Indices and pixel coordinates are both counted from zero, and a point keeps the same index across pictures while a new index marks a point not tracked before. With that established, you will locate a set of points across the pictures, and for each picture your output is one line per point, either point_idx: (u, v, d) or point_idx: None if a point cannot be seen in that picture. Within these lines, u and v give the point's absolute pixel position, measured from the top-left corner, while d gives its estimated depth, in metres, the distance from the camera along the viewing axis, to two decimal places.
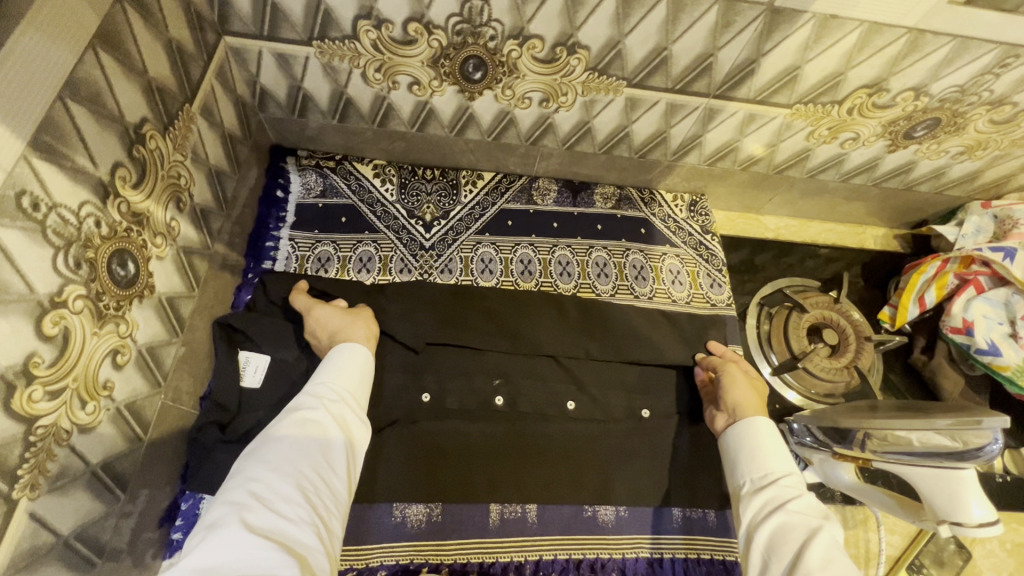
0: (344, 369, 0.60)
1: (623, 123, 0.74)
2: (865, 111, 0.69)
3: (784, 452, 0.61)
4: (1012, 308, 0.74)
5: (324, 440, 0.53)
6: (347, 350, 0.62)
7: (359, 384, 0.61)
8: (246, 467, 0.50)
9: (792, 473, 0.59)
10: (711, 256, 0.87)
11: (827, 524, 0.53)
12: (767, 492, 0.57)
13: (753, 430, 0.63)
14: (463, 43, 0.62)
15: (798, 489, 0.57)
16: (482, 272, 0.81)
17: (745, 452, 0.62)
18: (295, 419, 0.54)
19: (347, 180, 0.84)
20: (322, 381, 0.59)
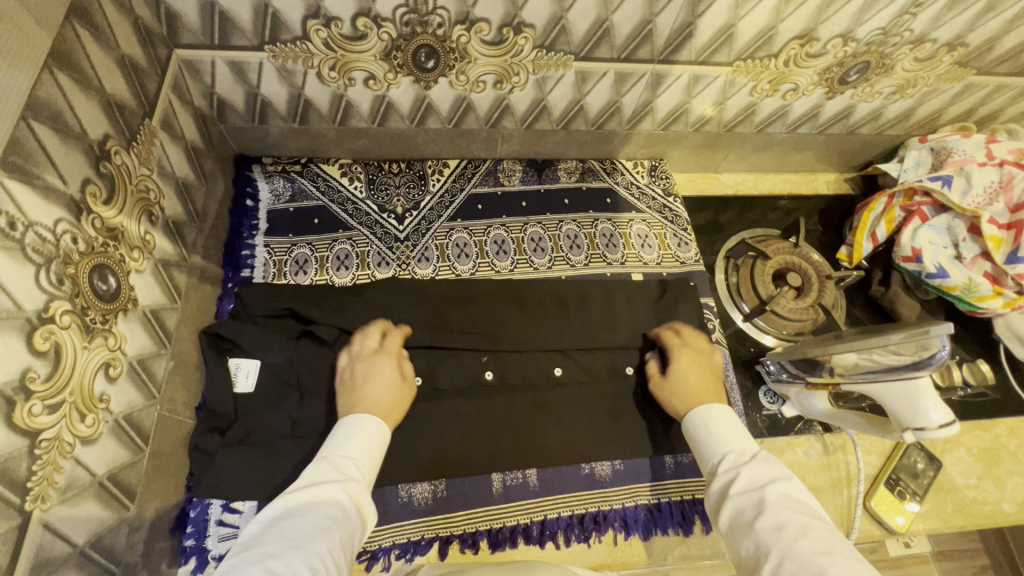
0: (364, 443, 0.60)
1: (576, 97, 0.77)
2: (800, 62, 0.73)
3: (719, 429, 0.64)
4: (954, 232, 0.79)
5: (340, 518, 0.52)
6: (370, 421, 0.62)
7: (374, 461, 0.60)
8: (262, 542, 0.48)
9: (730, 450, 0.61)
10: (675, 217, 0.90)
11: (769, 490, 0.54)
12: (720, 478, 0.59)
13: (694, 423, 0.65)
14: (412, 33, 0.64)
15: (735, 466, 0.59)
16: (458, 256, 0.83)
17: (697, 444, 0.64)
18: (313, 493, 0.53)
19: (315, 183, 0.85)
20: (340, 455, 0.58)
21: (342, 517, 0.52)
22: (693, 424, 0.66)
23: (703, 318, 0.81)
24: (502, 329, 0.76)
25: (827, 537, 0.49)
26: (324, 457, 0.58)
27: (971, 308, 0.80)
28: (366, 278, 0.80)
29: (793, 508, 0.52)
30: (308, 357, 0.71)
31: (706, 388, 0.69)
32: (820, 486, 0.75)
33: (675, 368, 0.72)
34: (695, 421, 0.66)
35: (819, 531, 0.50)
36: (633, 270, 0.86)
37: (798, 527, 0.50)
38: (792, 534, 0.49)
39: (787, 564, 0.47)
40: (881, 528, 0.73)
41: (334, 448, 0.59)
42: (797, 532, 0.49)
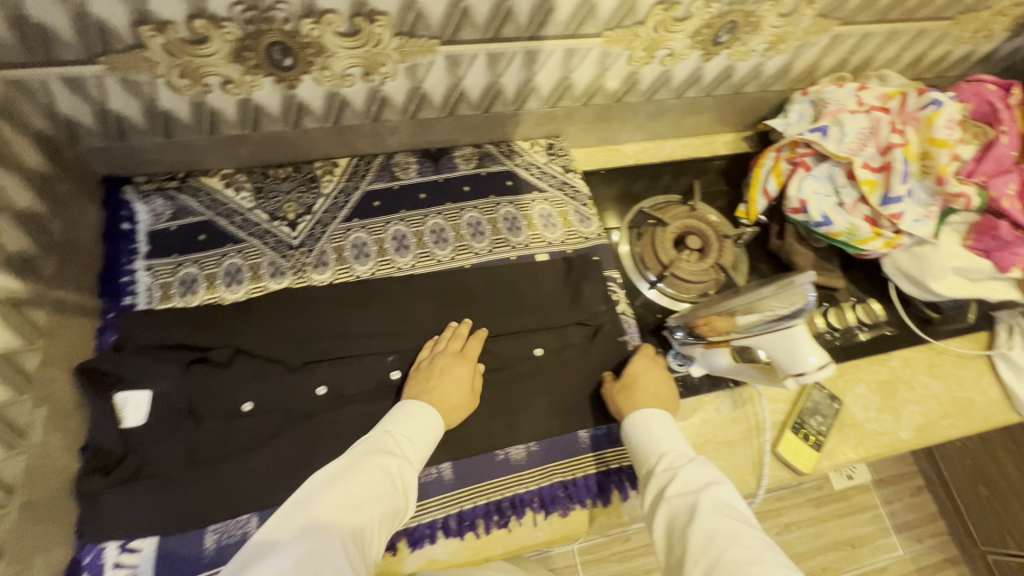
0: (422, 426, 0.65)
1: (453, 82, 0.75)
2: (669, 27, 0.74)
3: (661, 432, 0.65)
4: (835, 179, 0.82)
5: (388, 491, 0.58)
6: (428, 412, 0.66)
7: (428, 445, 0.65)
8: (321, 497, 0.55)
9: (668, 450, 0.63)
10: (576, 193, 0.90)
11: (703, 494, 0.56)
12: (657, 479, 0.61)
13: (633, 424, 0.67)
14: (258, 31, 0.61)
15: (672, 468, 0.61)
16: (357, 257, 0.81)
17: (638, 442, 0.66)
18: (372, 459, 0.59)
19: (197, 197, 0.81)
20: (400, 432, 0.64)
21: (393, 491, 0.58)
22: (632, 425, 0.67)
23: (608, 291, 0.82)
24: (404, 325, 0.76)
25: (755, 545, 0.52)
26: (385, 431, 0.64)
27: (857, 251, 0.84)
28: (260, 290, 0.77)
29: (726, 512, 0.55)
30: (200, 381, 0.68)
31: (652, 394, 0.70)
32: (731, 439, 0.78)
33: (630, 373, 0.73)
34: (634, 420, 0.67)
35: (747, 536, 0.52)
36: (538, 251, 0.86)
37: (728, 534, 0.52)
38: (722, 541, 0.52)
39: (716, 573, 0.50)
40: (790, 471, 0.76)
41: (395, 424, 0.65)
42: (724, 542, 0.52)
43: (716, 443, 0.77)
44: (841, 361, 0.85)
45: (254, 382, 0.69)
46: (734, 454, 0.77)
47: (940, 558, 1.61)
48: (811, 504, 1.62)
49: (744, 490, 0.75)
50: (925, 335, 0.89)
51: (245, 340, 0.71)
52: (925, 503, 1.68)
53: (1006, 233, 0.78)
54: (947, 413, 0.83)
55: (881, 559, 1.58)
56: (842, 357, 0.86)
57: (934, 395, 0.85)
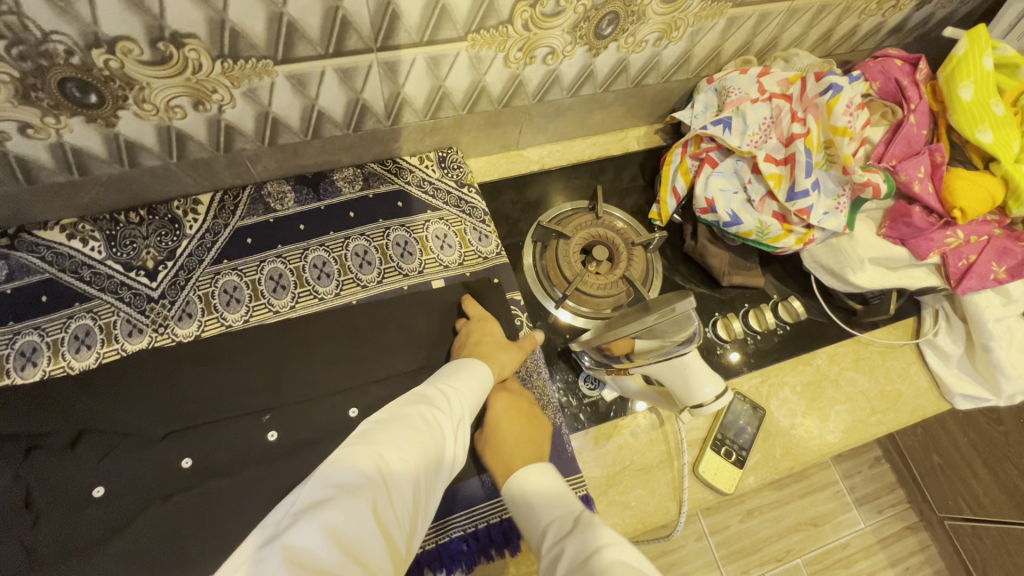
0: (470, 381, 0.64)
1: (307, 103, 0.67)
2: (540, 23, 0.66)
3: (549, 498, 0.59)
4: (741, 174, 0.77)
5: (435, 438, 0.58)
6: (479, 367, 0.66)
7: (477, 400, 0.65)
8: (377, 438, 0.55)
9: (552, 521, 0.56)
10: (473, 209, 0.83)
11: (594, 558, 0.48)
12: (547, 562, 0.52)
13: (514, 503, 0.60)
14: (40, 67, 0.51)
15: (557, 544, 0.53)
16: (227, 304, 0.73)
17: (525, 523, 0.58)
18: (421, 408, 0.59)
19: (36, 253, 0.71)
20: (449, 385, 0.64)
21: (440, 442, 0.58)
22: (513, 494, 0.60)
23: (511, 316, 0.77)
24: (284, 375, 0.70)
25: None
26: (434, 383, 0.64)
27: (771, 249, 0.79)
28: (113, 354, 0.68)
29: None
30: (36, 471, 0.60)
31: (522, 446, 0.64)
32: (650, 464, 0.72)
33: (493, 424, 0.67)
34: (513, 495, 0.60)
35: None
36: (434, 277, 0.79)
37: None
38: None
39: None
40: (713, 492, 0.71)
41: (444, 379, 0.65)
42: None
43: (633, 469, 0.72)
44: (764, 365, 0.80)
45: (107, 462, 0.62)
46: (653, 481, 0.72)
47: (901, 527, 1.62)
48: (772, 488, 1.61)
49: (664, 519, 0.70)
50: (850, 328, 0.85)
51: (90, 416, 0.63)
52: (883, 474, 1.68)
53: (919, 220, 0.73)
54: (876, 409, 0.80)
55: (844, 535, 1.58)
56: (765, 360, 0.81)
57: (862, 391, 0.81)
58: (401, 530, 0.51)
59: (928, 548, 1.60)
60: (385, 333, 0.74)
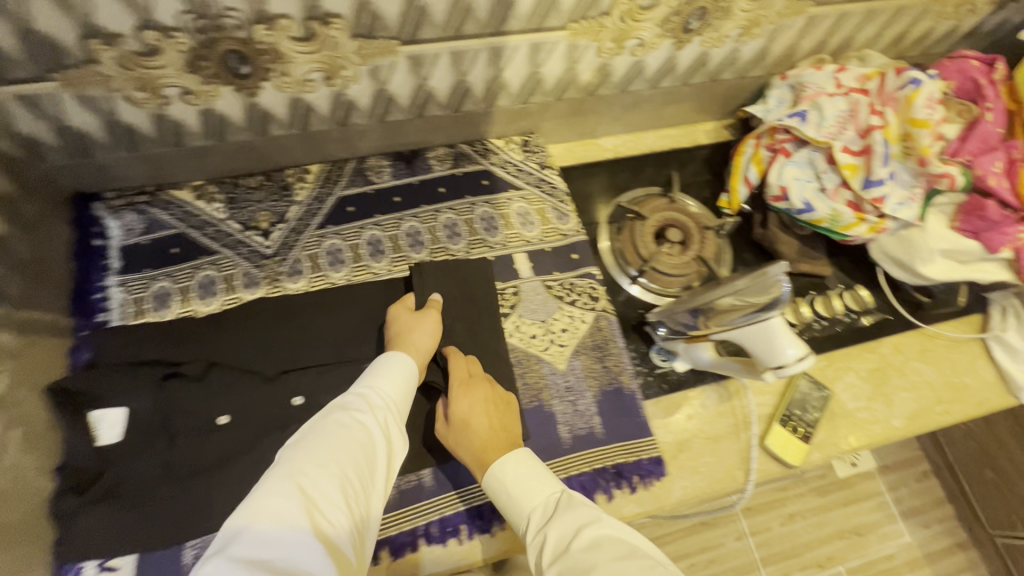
0: (388, 377, 0.64)
1: (419, 83, 0.74)
2: (635, 16, 0.72)
3: (525, 482, 0.61)
4: (816, 164, 0.80)
5: (364, 441, 0.56)
6: (398, 357, 0.66)
7: (402, 394, 0.64)
8: (296, 455, 0.53)
9: (535, 505, 0.59)
10: (553, 189, 0.89)
11: (577, 542, 0.53)
12: (535, 544, 0.56)
13: (493, 488, 0.62)
14: (212, 39, 0.60)
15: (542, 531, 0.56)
16: (332, 264, 0.80)
17: (505, 506, 0.61)
18: (341, 416, 0.58)
19: (168, 210, 0.80)
20: (368, 387, 0.62)
21: (370, 444, 0.57)
22: (492, 484, 0.62)
23: (590, 290, 0.82)
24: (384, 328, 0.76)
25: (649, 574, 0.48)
26: (355, 388, 0.62)
27: (842, 238, 0.82)
28: (234, 301, 0.76)
29: (602, 554, 0.51)
30: (173, 395, 0.68)
31: (491, 440, 0.65)
32: (718, 434, 0.76)
33: (462, 425, 0.66)
34: (495, 481, 0.62)
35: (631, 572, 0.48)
36: (516, 250, 0.84)
37: None
38: None
39: None
40: (780, 464, 0.75)
41: (362, 383, 0.63)
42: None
43: (703, 438, 0.76)
44: (830, 350, 0.83)
45: (233, 393, 0.69)
46: (721, 450, 0.75)
47: (949, 543, 1.58)
48: (815, 493, 1.60)
49: (733, 486, 0.73)
50: (916, 320, 0.86)
51: (217, 354, 0.71)
52: (931, 488, 1.65)
53: (993, 213, 0.75)
54: (942, 399, 0.81)
55: (888, 546, 1.56)
56: (832, 346, 0.84)
57: (927, 380, 0.83)
58: (344, 537, 0.49)
59: (977, 566, 1.56)
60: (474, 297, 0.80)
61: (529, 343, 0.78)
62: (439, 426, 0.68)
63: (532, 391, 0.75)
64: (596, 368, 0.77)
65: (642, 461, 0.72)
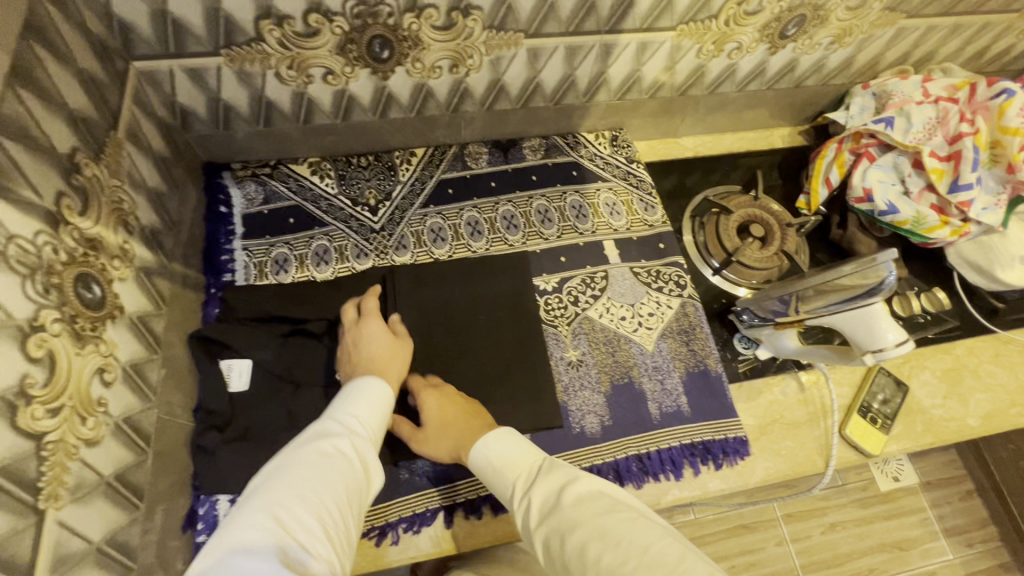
0: (367, 405, 0.63)
1: (531, 75, 0.79)
2: (740, 20, 0.77)
3: (507, 454, 0.62)
4: (900, 169, 0.83)
5: (343, 470, 0.54)
6: (375, 385, 0.66)
7: (377, 426, 0.63)
8: (270, 486, 0.50)
9: (519, 474, 0.60)
10: (639, 183, 0.93)
11: (564, 503, 0.53)
12: (521, 510, 0.57)
13: (479, 462, 0.62)
14: (364, 25, 0.66)
15: (527, 496, 0.57)
16: (435, 241, 0.85)
17: (491, 479, 0.61)
18: (317, 445, 0.56)
19: (286, 183, 0.85)
20: (343, 417, 0.61)
21: (349, 473, 0.54)
22: (479, 461, 0.62)
23: (676, 278, 0.86)
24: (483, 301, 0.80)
25: (636, 524, 0.50)
26: (329, 418, 0.60)
27: (923, 240, 0.85)
28: (347, 270, 0.82)
29: (586, 511, 0.52)
30: (297, 349, 0.73)
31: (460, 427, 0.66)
32: (798, 420, 0.79)
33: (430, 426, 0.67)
34: (482, 457, 0.62)
35: (615, 526, 0.49)
36: (605, 237, 0.88)
37: (596, 535, 0.49)
38: (594, 548, 0.48)
39: None
40: (859, 453, 0.78)
41: (337, 412, 0.61)
42: (614, 537, 0.48)
43: (783, 423, 0.79)
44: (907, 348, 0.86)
45: None
46: (802, 435, 0.78)
47: (992, 564, 1.55)
48: (857, 505, 1.56)
49: (813, 470, 0.76)
50: (991, 325, 0.89)
51: (335, 313, 0.76)
52: (974, 508, 1.61)
53: None
54: (1016, 402, 0.83)
55: (930, 563, 1.52)
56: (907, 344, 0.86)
57: (1002, 383, 0.85)
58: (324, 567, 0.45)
59: None
60: (568, 278, 0.85)
61: (620, 324, 0.82)
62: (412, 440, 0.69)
63: (622, 369, 0.79)
64: (683, 349, 0.81)
65: (729, 439, 0.75)
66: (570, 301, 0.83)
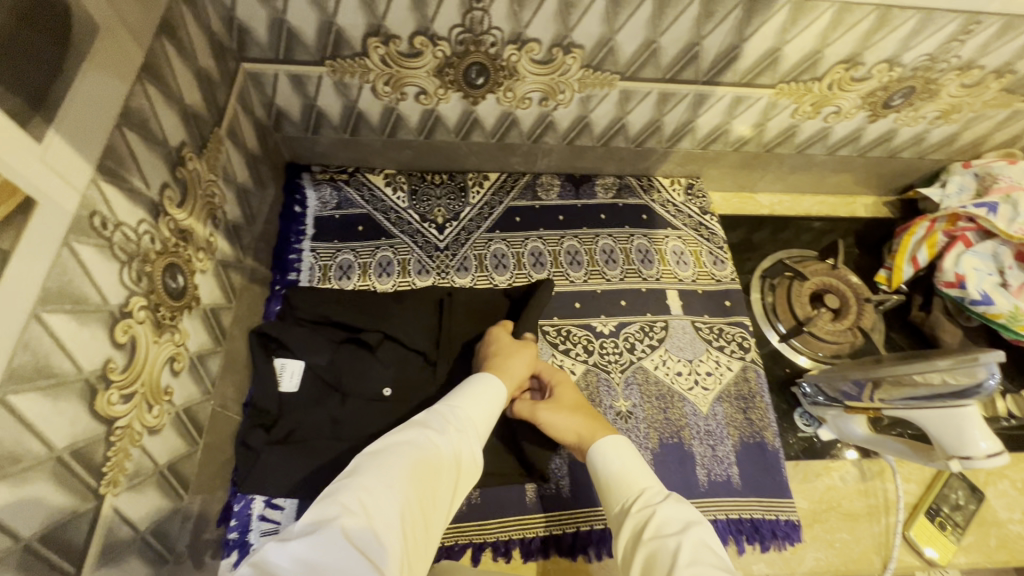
0: (476, 397, 0.56)
1: (619, 115, 0.78)
2: (844, 85, 0.74)
3: (634, 467, 0.53)
4: (999, 259, 0.78)
5: (440, 463, 0.48)
6: (491, 383, 0.59)
7: (486, 423, 0.56)
8: (372, 461, 0.45)
9: (647, 484, 0.51)
10: (711, 235, 0.90)
11: (688, 535, 0.44)
12: (632, 517, 0.48)
13: (608, 448, 0.55)
14: (466, 51, 0.67)
15: (649, 508, 0.48)
16: (496, 267, 0.85)
17: (611, 471, 0.53)
18: (427, 429, 0.50)
19: (360, 191, 0.87)
20: (458, 404, 0.54)
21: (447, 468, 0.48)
22: (602, 447, 0.56)
23: (739, 339, 0.82)
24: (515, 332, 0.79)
25: None
26: (446, 400, 0.55)
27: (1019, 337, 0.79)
28: (407, 285, 0.82)
29: (713, 562, 0.41)
30: (348, 358, 0.72)
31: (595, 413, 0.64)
32: (856, 512, 0.73)
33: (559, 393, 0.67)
34: (611, 447, 0.55)
35: None
36: (669, 287, 0.85)
37: None
38: None
39: None
40: (921, 560, 0.71)
41: (454, 397, 0.56)
42: None
43: (840, 513, 0.73)
44: None
45: (400, 369, 0.73)
46: (859, 529, 0.72)
47: None
48: None
49: (867, 569, 0.70)
50: None
51: (384, 326, 0.74)
52: None
53: None
54: None
55: None
56: None
57: None
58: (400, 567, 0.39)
59: None
60: (628, 324, 0.82)
61: (675, 379, 0.78)
62: (518, 405, 0.67)
63: (673, 428, 0.75)
64: (742, 418, 0.77)
65: (779, 521, 0.71)
66: (626, 348, 0.80)
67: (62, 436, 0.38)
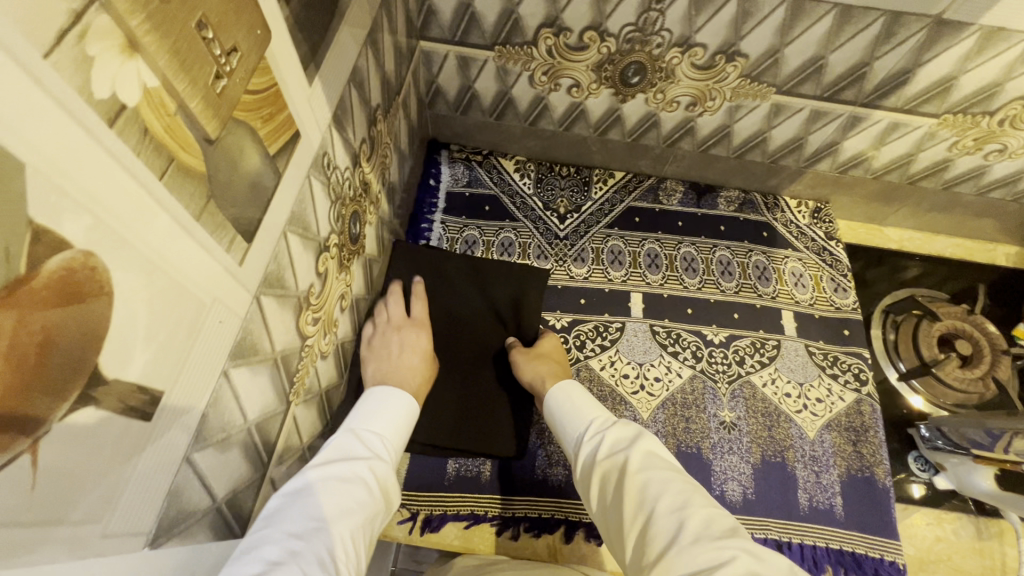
0: (387, 420, 0.57)
1: (763, 128, 0.79)
2: (1017, 123, 0.70)
3: (582, 403, 0.61)
4: None
5: (366, 495, 0.48)
6: (399, 400, 0.60)
7: (396, 445, 0.57)
8: (294, 506, 0.43)
9: (594, 417, 0.59)
10: (835, 262, 0.88)
11: (631, 447, 0.52)
12: (585, 447, 0.55)
13: (560, 394, 0.63)
14: (630, 50, 0.69)
15: (600, 433, 0.56)
16: (613, 263, 0.86)
17: (565, 412, 0.61)
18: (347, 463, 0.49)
19: (490, 174, 0.90)
20: (367, 431, 0.55)
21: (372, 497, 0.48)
22: (555, 395, 0.63)
23: (856, 370, 0.80)
24: (606, 321, 0.82)
25: (694, 487, 0.48)
26: (356, 429, 0.55)
27: None
28: None
29: (658, 461, 0.51)
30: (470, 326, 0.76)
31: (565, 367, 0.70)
32: (968, 568, 0.71)
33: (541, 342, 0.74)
34: (564, 392, 0.63)
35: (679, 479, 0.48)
36: (785, 307, 0.84)
37: (660, 480, 0.48)
38: (654, 489, 0.47)
39: (651, 528, 0.45)
40: None
41: (364, 424, 0.56)
42: (677, 487, 0.47)
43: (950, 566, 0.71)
44: None
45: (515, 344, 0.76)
46: None
47: None
48: None
49: None
50: None
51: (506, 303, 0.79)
52: None
53: None
54: None
55: None
56: None
57: None
58: None
59: None
60: (740, 337, 0.82)
61: (783, 400, 0.77)
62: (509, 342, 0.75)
63: (777, 447, 0.74)
64: (853, 449, 0.74)
65: (883, 560, 0.68)
66: (735, 360, 0.80)
67: (280, 340, 0.44)
